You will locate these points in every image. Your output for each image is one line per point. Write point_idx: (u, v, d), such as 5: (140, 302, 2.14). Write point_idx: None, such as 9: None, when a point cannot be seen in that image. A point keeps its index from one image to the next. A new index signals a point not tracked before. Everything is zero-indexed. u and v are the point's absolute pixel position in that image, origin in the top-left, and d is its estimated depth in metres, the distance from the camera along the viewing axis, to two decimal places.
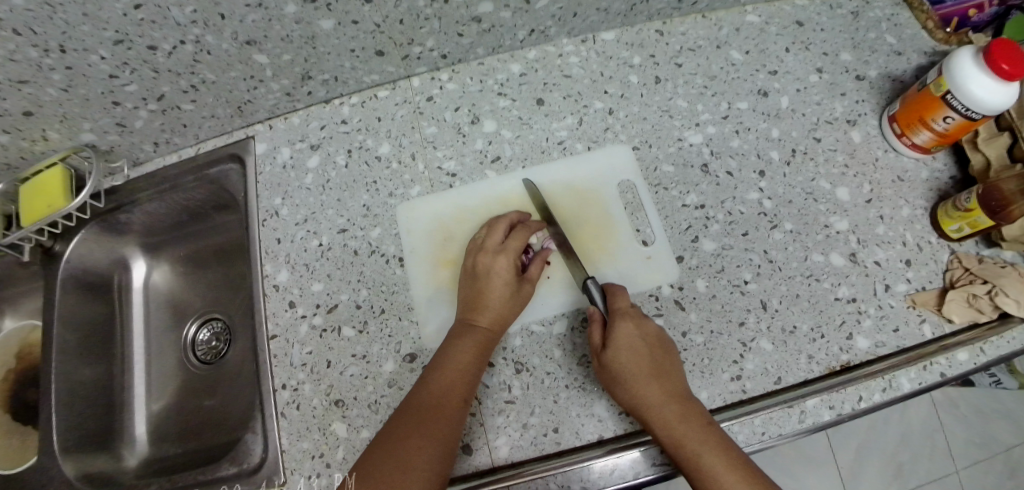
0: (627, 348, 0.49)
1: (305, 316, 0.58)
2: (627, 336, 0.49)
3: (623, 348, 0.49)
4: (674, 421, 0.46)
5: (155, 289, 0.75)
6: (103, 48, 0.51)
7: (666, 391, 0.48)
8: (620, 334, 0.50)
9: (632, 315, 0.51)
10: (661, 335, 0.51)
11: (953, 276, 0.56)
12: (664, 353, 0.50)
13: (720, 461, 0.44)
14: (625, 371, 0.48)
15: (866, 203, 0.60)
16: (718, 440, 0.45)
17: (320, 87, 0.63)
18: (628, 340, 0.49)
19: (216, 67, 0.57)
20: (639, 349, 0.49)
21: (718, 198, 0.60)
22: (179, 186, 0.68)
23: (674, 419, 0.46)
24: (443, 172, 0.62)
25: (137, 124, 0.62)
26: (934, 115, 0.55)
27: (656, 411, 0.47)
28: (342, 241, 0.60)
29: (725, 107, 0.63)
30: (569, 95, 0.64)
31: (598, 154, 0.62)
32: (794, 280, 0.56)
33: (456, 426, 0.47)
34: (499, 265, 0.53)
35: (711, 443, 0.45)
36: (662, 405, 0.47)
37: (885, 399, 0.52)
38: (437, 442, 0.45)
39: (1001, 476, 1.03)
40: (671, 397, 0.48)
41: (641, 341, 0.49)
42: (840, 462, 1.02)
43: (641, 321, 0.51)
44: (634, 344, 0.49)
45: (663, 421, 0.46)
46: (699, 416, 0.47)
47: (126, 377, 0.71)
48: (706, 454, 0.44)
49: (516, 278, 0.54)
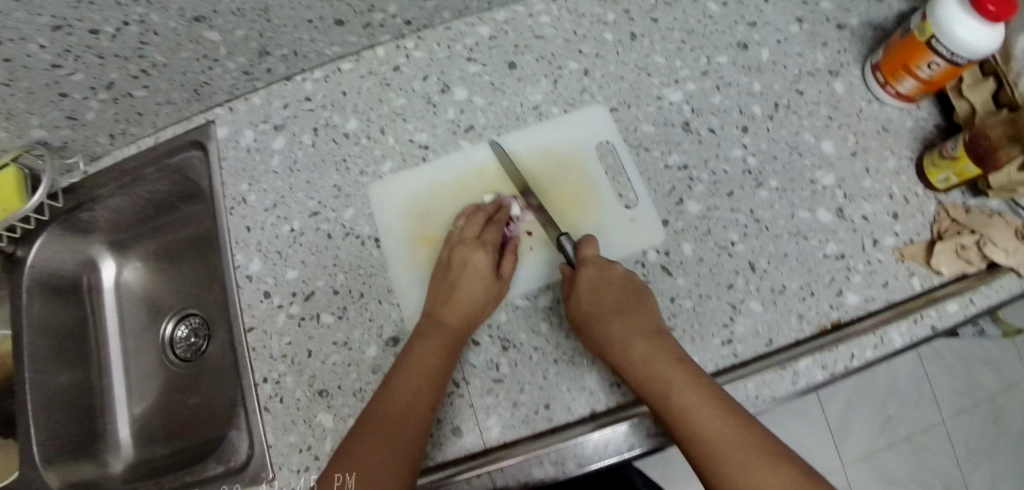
0: (590, 291, 0.49)
1: (281, 305, 0.56)
2: (593, 281, 0.49)
3: (588, 292, 0.49)
4: (647, 357, 0.44)
5: (128, 288, 0.72)
6: (42, 36, 0.47)
7: (637, 330, 0.46)
8: (586, 281, 0.49)
9: (600, 263, 0.50)
10: (631, 278, 0.50)
11: (940, 227, 0.55)
12: (634, 296, 0.49)
13: (693, 392, 0.41)
14: (592, 314, 0.48)
15: (851, 156, 0.58)
16: (690, 374, 0.42)
17: (279, 63, 0.60)
18: (593, 284, 0.49)
19: (165, 49, 0.53)
20: (603, 291, 0.48)
21: (702, 157, 0.58)
22: (140, 179, 0.64)
23: (645, 354, 0.44)
24: (414, 145, 0.60)
25: (89, 116, 0.58)
26: (918, 62, 0.53)
27: (626, 351, 0.45)
28: (314, 225, 0.58)
29: (704, 62, 0.61)
30: (542, 57, 0.61)
31: (576, 117, 0.60)
32: (782, 239, 0.55)
33: (421, 434, 0.45)
34: (477, 258, 0.51)
35: (684, 377, 0.42)
36: (634, 343, 0.45)
37: (877, 355, 0.51)
38: (403, 447, 0.44)
39: (984, 419, 1.04)
40: (641, 334, 0.46)
41: (607, 284, 0.49)
42: (829, 417, 1.03)
43: (610, 267, 0.50)
44: (600, 288, 0.49)
45: (633, 359, 0.45)
46: (675, 355, 0.44)
47: (103, 381, 0.68)
48: (683, 394, 0.41)
49: (490, 273, 0.52)
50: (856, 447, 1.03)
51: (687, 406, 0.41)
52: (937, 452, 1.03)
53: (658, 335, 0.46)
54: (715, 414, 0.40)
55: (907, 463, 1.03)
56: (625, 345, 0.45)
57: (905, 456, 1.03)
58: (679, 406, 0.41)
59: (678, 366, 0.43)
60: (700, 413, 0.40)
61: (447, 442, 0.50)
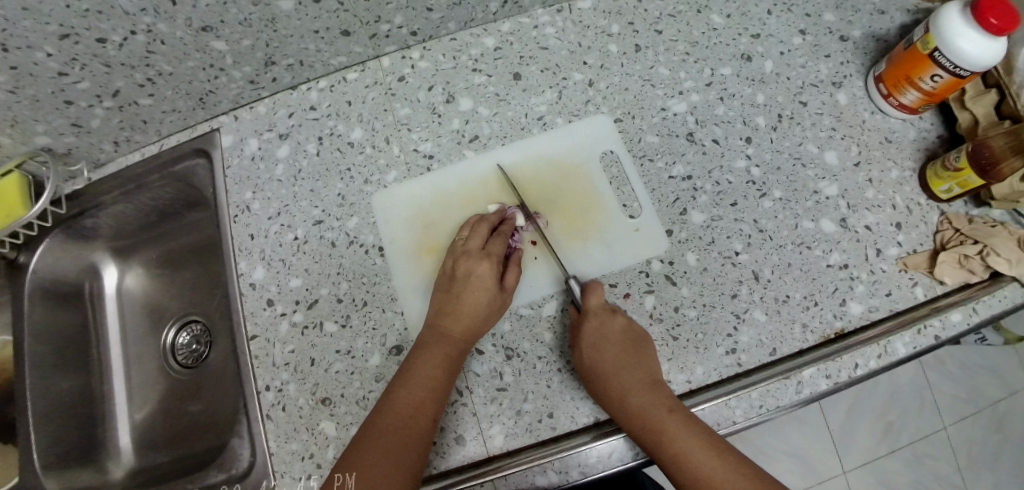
0: (591, 344, 0.49)
1: (284, 314, 0.56)
2: (594, 335, 0.49)
3: (590, 344, 0.49)
4: (650, 416, 0.45)
5: (130, 294, 0.72)
6: (49, 44, 0.47)
7: (638, 387, 0.47)
8: (587, 334, 0.49)
9: (602, 314, 0.50)
10: (630, 327, 0.50)
11: (943, 237, 0.55)
12: (634, 345, 0.49)
13: (703, 453, 0.43)
14: (595, 371, 0.48)
15: (854, 166, 0.58)
16: (697, 432, 0.44)
17: (285, 73, 0.60)
18: (593, 336, 0.49)
19: (172, 58, 0.53)
20: (604, 342, 0.49)
21: (705, 167, 0.58)
22: (144, 186, 0.65)
23: (650, 414, 0.45)
24: (419, 154, 0.60)
25: (94, 123, 0.59)
26: (922, 74, 0.53)
27: (628, 407, 0.46)
28: (318, 233, 0.58)
29: (708, 74, 0.61)
30: (546, 68, 0.62)
31: (579, 126, 0.60)
32: (785, 249, 0.55)
33: (423, 446, 0.45)
34: (481, 270, 0.51)
35: (693, 436, 0.44)
36: (637, 399, 0.46)
37: (881, 365, 0.51)
38: (405, 461, 0.44)
39: (987, 428, 1.04)
40: (643, 388, 0.47)
41: (608, 333, 0.49)
42: (830, 423, 1.03)
43: (612, 317, 0.50)
44: (601, 342, 0.49)
45: (639, 421, 0.45)
46: (675, 407, 0.46)
47: (105, 388, 0.68)
48: (689, 450, 0.43)
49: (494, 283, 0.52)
50: (857, 454, 1.02)
51: (699, 468, 0.43)
52: (939, 460, 1.03)
53: (656, 389, 0.47)
54: (729, 475, 0.42)
55: (909, 470, 1.02)
56: (628, 404, 0.46)
57: (907, 463, 1.02)
58: (689, 464, 0.43)
59: (683, 424, 0.44)
60: (707, 468, 0.43)
61: (450, 450, 0.50)
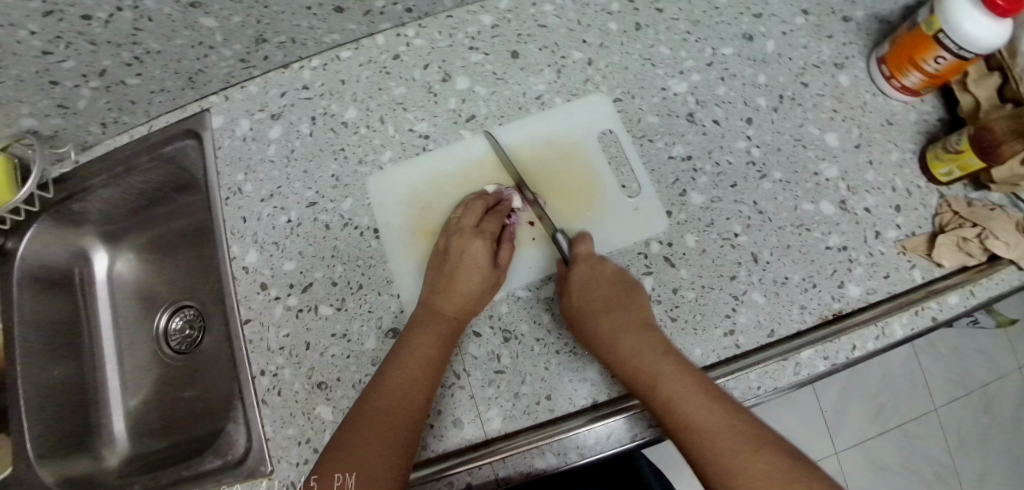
0: (579, 290, 0.49)
1: (279, 297, 0.55)
2: (585, 279, 0.49)
3: (578, 289, 0.49)
4: (638, 355, 0.45)
5: (121, 279, 0.71)
6: (31, 21, 0.46)
7: (629, 327, 0.47)
8: (576, 280, 0.50)
9: (592, 260, 0.50)
10: (621, 275, 0.50)
11: (942, 220, 0.55)
12: (625, 295, 0.49)
13: (688, 391, 0.42)
14: (584, 313, 0.48)
15: (855, 148, 0.58)
16: (685, 375, 0.43)
17: (276, 51, 0.58)
18: (582, 283, 0.49)
19: (159, 35, 0.52)
20: (591, 288, 0.49)
21: (706, 148, 0.57)
22: (134, 169, 0.63)
23: (639, 351, 0.45)
24: (414, 134, 0.59)
25: (80, 104, 0.57)
26: (925, 56, 0.52)
27: (616, 349, 0.46)
28: (313, 215, 0.57)
29: (709, 53, 0.60)
30: (545, 46, 0.60)
31: (577, 105, 0.59)
32: (785, 231, 0.55)
33: (417, 425, 0.45)
34: (475, 248, 0.51)
35: (675, 374, 0.43)
36: (622, 341, 0.46)
37: (879, 346, 0.51)
38: (399, 439, 0.44)
39: (978, 410, 1.05)
40: (630, 331, 0.47)
41: (596, 280, 0.49)
42: (823, 405, 1.04)
43: (602, 264, 0.50)
44: (591, 285, 0.49)
45: (626, 359, 0.45)
46: (662, 349, 0.45)
47: (97, 375, 0.67)
48: (673, 387, 0.42)
49: (489, 262, 0.51)
50: (850, 436, 1.03)
51: (681, 405, 0.41)
52: (930, 442, 1.04)
53: (650, 331, 0.47)
54: (711, 410, 0.40)
55: (900, 450, 1.03)
56: (615, 345, 0.46)
57: (899, 444, 1.03)
58: (670, 399, 0.42)
59: (671, 362, 0.44)
60: (688, 405, 0.41)
61: (448, 434, 0.49)
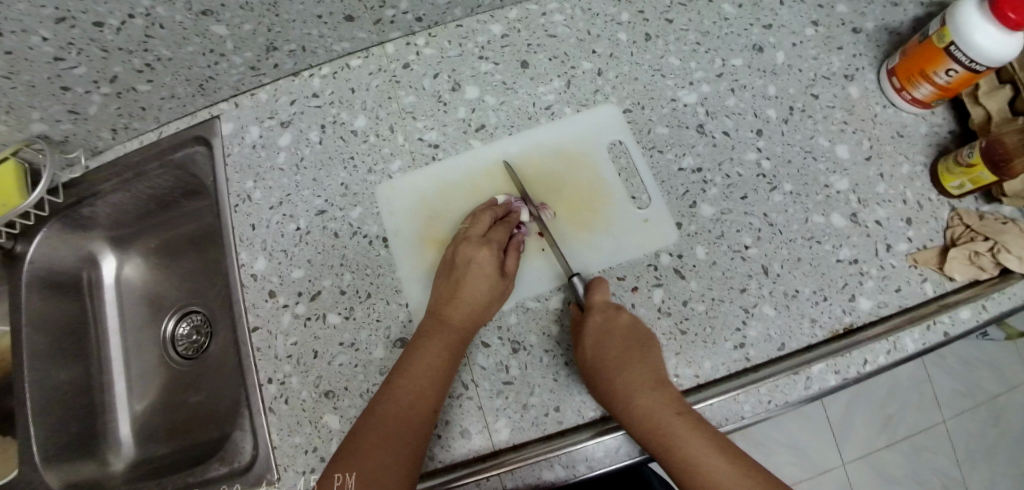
0: (593, 339, 0.48)
1: (287, 305, 0.55)
2: (599, 333, 0.47)
3: (591, 339, 0.48)
4: (656, 415, 0.43)
5: (129, 284, 0.71)
6: (44, 28, 0.46)
7: (644, 386, 0.45)
8: (591, 328, 0.48)
9: (606, 309, 0.49)
10: (634, 325, 0.49)
11: (953, 234, 0.54)
12: (637, 345, 0.48)
13: (709, 452, 0.41)
14: (598, 365, 0.46)
15: (866, 160, 0.57)
16: (707, 437, 0.42)
17: (287, 59, 0.59)
18: (596, 332, 0.48)
19: (171, 43, 0.52)
20: (605, 339, 0.47)
21: (716, 159, 0.57)
22: (143, 174, 0.63)
23: (657, 411, 0.43)
24: (423, 143, 0.59)
25: (91, 110, 0.57)
26: (936, 68, 0.52)
27: (631, 407, 0.44)
28: (321, 223, 0.57)
29: (719, 64, 0.60)
30: (554, 56, 0.61)
31: (586, 116, 0.59)
32: (795, 244, 0.54)
33: (423, 435, 0.45)
34: (481, 256, 0.51)
35: (695, 434, 0.42)
36: (636, 397, 0.44)
37: (890, 361, 0.50)
38: (404, 449, 0.43)
39: (987, 423, 1.04)
40: (644, 386, 0.45)
41: (611, 330, 0.48)
42: (830, 416, 1.03)
43: (616, 314, 0.49)
44: (605, 336, 0.47)
45: (643, 420, 0.43)
46: (679, 408, 0.43)
47: (105, 379, 0.67)
48: (694, 449, 0.41)
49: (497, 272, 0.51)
50: (857, 447, 1.02)
51: (705, 468, 0.40)
52: (938, 455, 1.02)
53: (665, 388, 0.45)
54: (734, 474, 0.40)
55: (908, 463, 1.02)
56: (629, 403, 0.44)
57: (906, 456, 1.02)
58: (692, 462, 0.41)
59: (691, 425, 0.42)
60: (710, 466, 0.40)
61: (455, 444, 0.49)
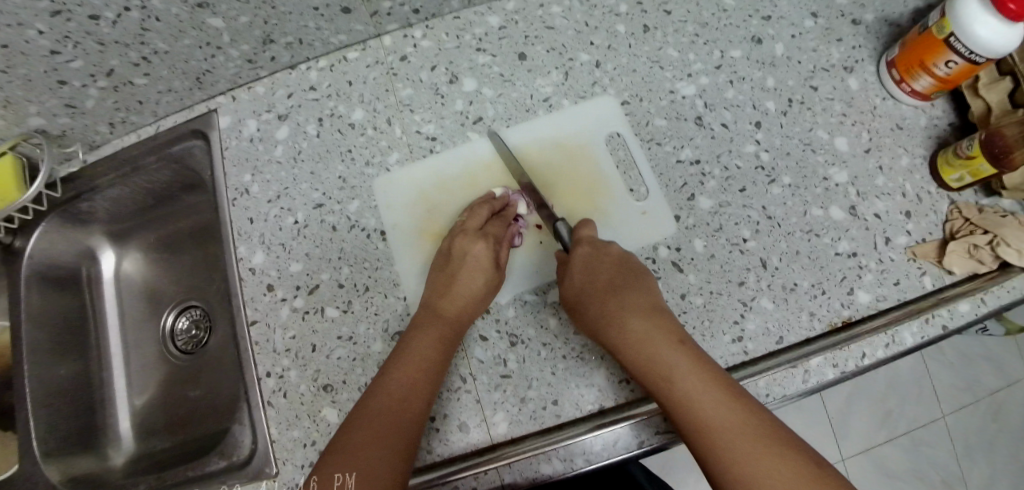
0: (584, 270, 0.48)
1: (285, 299, 0.55)
2: (589, 262, 0.48)
3: (583, 270, 0.48)
4: (649, 341, 0.43)
5: (128, 279, 0.71)
6: (40, 21, 0.46)
7: (635, 307, 0.46)
8: (580, 259, 0.49)
9: (596, 244, 0.50)
10: (626, 259, 0.50)
11: (952, 227, 0.54)
12: (630, 277, 0.48)
13: (699, 382, 0.40)
14: (587, 294, 0.47)
15: (865, 153, 0.57)
16: (699, 366, 0.41)
17: (283, 52, 0.58)
18: (586, 264, 0.49)
19: (167, 36, 0.52)
20: (597, 272, 0.48)
21: (714, 151, 0.57)
22: (141, 168, 0.63)
23: (644, 333, 0.44)
24: (421, 136, 0.59)
25: (88, 104, 0.57)
26: (936, 59, 0.51)
27: (624, 330, 0.44)
28: (319, 217, 0.57)
29: (718, 56, 0.60)
30: (553, 48, 0.60)
31: (584, 107, 0.59)
32: (793, 237, 0.54)
33: (418, 427, 0.45)
34: (477, 249, 0.51)
35: (687, 363, 0.41)
36: (629, 321, 0.45)
37: (889, 354, 0.50)
38: (399, 442, 0.43)
39: (985, 416, 1.04)
40: (638, 312, 0.45)
41: (603, 264, 0.48)
42: (829, 409, 1.03)
43: (606, 248, 0.50)
44: (598, 268, 0.48)
45: (631, 339, 0.44)
46: (675, 336, 0.43)
47: (104, 373, 0.68)
48: (684, 376, 0.41)
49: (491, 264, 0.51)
50: (855, 440, 1.02)
51: (691, 396, 0.40)
52: (936, 447, 1.03)
53: (656, 311, 0.46)
54: (720, 403, 0.39)
55: (906, 456, 1.02)
56: (622, 326, 0.45)
57: (905, 450, 1.02)
58: (680, 388, 0.40)
59: (677, 345, 0.43)
60: (697, 393, 0.40)
61: (453, 437, 0.49)
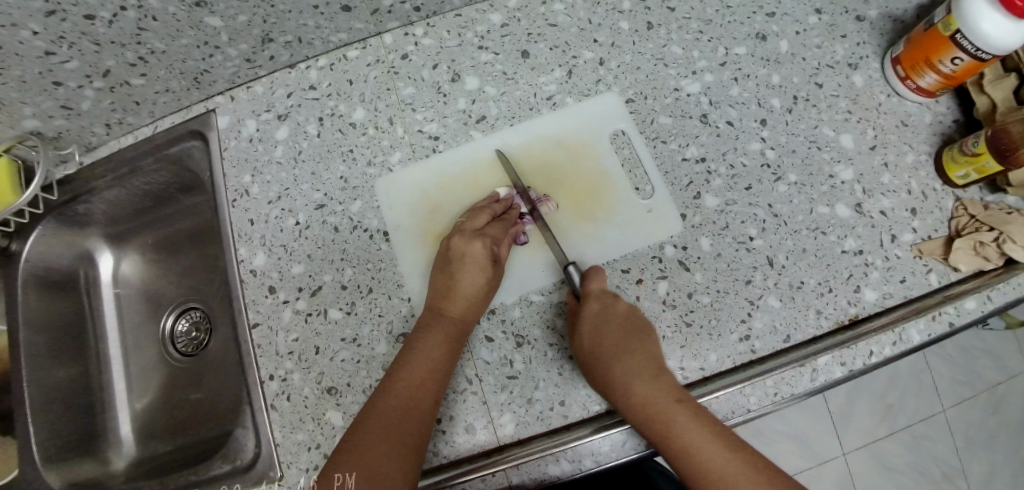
0: (591, 330, 0.47)
1: (287, 301, 0.54)
2: (597, 320, 0.47)
3: (590, 329, 0.47)
4: (656, 404, 0.43)
5: (126, 281, 0.70)
6: (34, 21, 0.45)
7: (641, 371, 0.46)
8: (588, 318, 0.48)
9: (605, 297, 0.49)
10: (630, 314, 0.49)
11: (958, 223, 0.54)
12: (634, 332, 0.48)
13: (708, 442, 0.41)
14: (595, 354, 0.46)
15: (870, 150, 0.57)
16: (706, 427, 0.42)
17: (282, 51, 0.57)
18: (593, 323, 0.47)
19: (164, 35, 0.51)
20: (604, 327, 0.47)
21: (719, 149, 0.56)
22: (138, 170, 0.62)
23: (654, 399, 0.44)
24: (424, 135, 0.58)
25: (84, 105, 0.56)
26: (942, 56, 0.51)
27: (631, 395, 0.44)
28: (320, 218, 0.56)
29: (722, 53, 0.59)
30: (555, 46, 0.60)
31: (588, 106, 0.58)
32: (800, 234, 0.54)
33: (426, 428, 0.45)
34: (475, 249, 0.50)
35: (692, 423, 0.42)
36: (634, 384, 0.45)
37: (896, 352, 0.50)
38: (408, 444, 0.43)
39: (986, 410, 1.04)
40: (643, 375, 0.45)
41: (609, 319, 0.47)
42: (830, 405, 1.03)
43: (615, 302, 0.49)
44: (604, 325, 0.47)
45: (642, 407, 0.44)
46: (679, 396, 0.44)
47: (104, 376, 0.67)
48: (694, 441, 0.41)
49: (490, 261, 0.51)
50: (857, 436, 1.02)
51: (701, 456, 0.40)
52: (937, 442, 1.03)
53: (663, 376, 0.46)
54: (730, 462, 0.40)
55: (907, 451, 1.02)
56: (628, 391, 0.45)
57: (906, 446, 1.02)
58: (691, 450, 0.41)
59: (690, 413, 0.43)
60: (706, 455, 0.40)
61: (459, 439, 0.49)
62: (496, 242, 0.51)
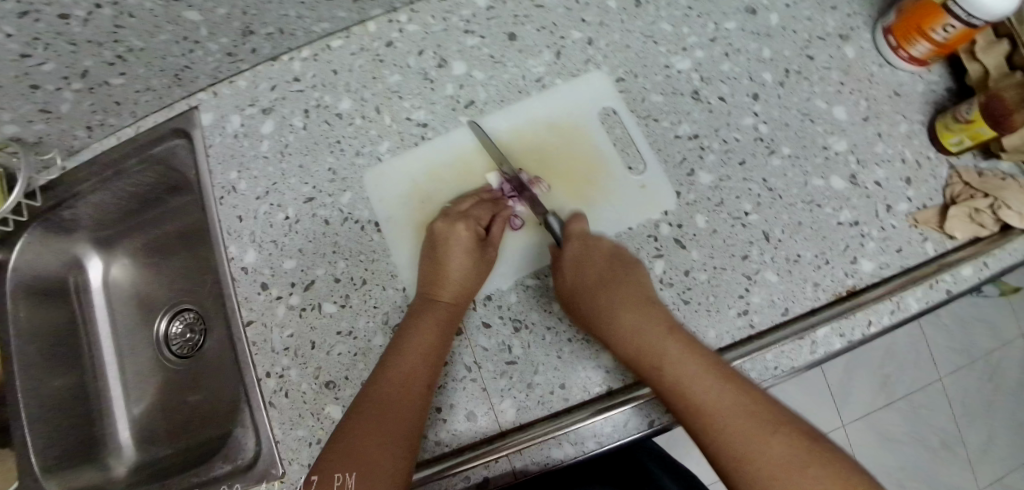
0: (576, 268, 0.48)
1: (281, 297, 0.53)
2: (580, 258, 0.48)
3: (573, 271, 0.48)
4: (641, 336, 0.43)
5: (116, 285, 0.69)
6: (7, 23, 0.44)
7: (629, 304, 0.45)
8: (571, 258, 0.48)
9: (587, 238, 0.49)
10: (618, 252, 0.49)
11: (953, 191, 0.53)
12: (621, 269, 0.48)
13: (693, 370, 0.40)
14: (581, 289, 0.47)
15: (863, 121, 0.56)
16: (696, 357, 0.41)
17: (264, 43, 0.56)
18: (578, 260, 0.48)
19: (141, 32, 0.50)
20: (587, 266, 0.48)
21: (713, 125, 0.56)
22: (123, 172, 0.61)
23: (640, 332, 0.43)
24: (412, 123, 0.57)
25: (64, 108, 0.55)
26: (933, 24, 0.50)
27: (618, 327, 0.44)
28: (310, 211, 0.55)
29: (712, 28, 0.58)
30: (543, 27, 0.59)
31: (577, 86, 0.57)
32: (795, 208, 0.53)
33: (420, 414, 0.44)
34: (457, 233, 0.49)
35: (680, 351, 0.41)
36: (620, 317, 0.45)
37: (894, 321, 0.50)
38: (403, 431, 0.43)
39: (983, 377, 1.05)
40: (630, 305, 0.45)
41: (593, 258, 0.48)
42: (829, 377, 1.03)
43: (597, 241, 0.49)
44: (587, 264, 0.48)
45: (629, 340, 0.44)
46: (666, 326, 0.43)
47: (99, 383, 0.66)
48: (678, 366, 0.41)
49: (477, 245, 0.50)
50: (856, 408, 1.03)
51: (684, 383, 0.40)
52: (935, 412, 1.03)
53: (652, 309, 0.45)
54: (713, 383, 0.39)
55: (905, 420, 1.03)
56: (616, 326, 0.44)
57: (904, 415, 1.03)
58: (676, 377, 0.40)
59: (678, 342, 0.42)
60: (688, 376, 0.40)
61: (461, 428, 0.48)
62: (480, 226, 0.51)
